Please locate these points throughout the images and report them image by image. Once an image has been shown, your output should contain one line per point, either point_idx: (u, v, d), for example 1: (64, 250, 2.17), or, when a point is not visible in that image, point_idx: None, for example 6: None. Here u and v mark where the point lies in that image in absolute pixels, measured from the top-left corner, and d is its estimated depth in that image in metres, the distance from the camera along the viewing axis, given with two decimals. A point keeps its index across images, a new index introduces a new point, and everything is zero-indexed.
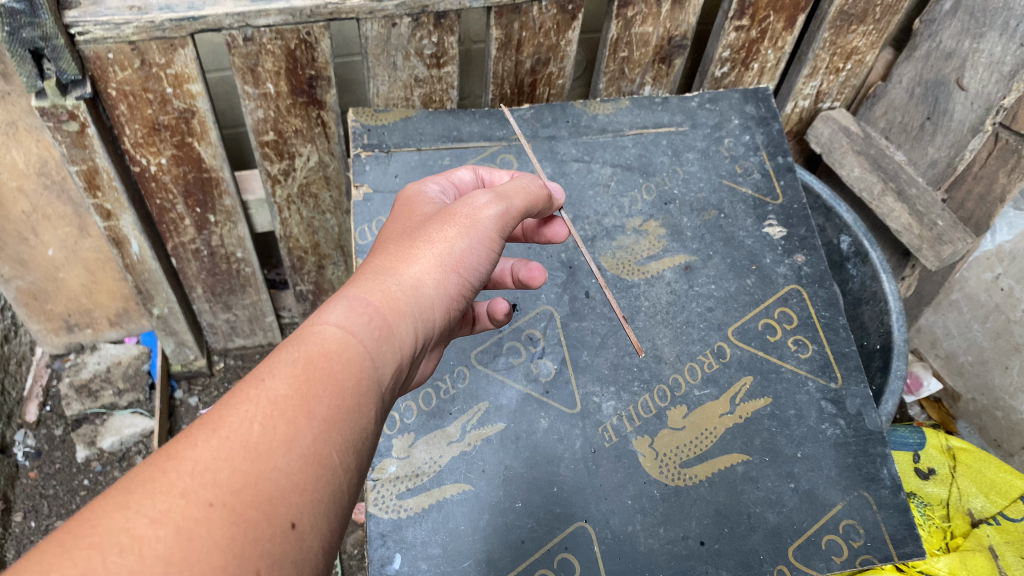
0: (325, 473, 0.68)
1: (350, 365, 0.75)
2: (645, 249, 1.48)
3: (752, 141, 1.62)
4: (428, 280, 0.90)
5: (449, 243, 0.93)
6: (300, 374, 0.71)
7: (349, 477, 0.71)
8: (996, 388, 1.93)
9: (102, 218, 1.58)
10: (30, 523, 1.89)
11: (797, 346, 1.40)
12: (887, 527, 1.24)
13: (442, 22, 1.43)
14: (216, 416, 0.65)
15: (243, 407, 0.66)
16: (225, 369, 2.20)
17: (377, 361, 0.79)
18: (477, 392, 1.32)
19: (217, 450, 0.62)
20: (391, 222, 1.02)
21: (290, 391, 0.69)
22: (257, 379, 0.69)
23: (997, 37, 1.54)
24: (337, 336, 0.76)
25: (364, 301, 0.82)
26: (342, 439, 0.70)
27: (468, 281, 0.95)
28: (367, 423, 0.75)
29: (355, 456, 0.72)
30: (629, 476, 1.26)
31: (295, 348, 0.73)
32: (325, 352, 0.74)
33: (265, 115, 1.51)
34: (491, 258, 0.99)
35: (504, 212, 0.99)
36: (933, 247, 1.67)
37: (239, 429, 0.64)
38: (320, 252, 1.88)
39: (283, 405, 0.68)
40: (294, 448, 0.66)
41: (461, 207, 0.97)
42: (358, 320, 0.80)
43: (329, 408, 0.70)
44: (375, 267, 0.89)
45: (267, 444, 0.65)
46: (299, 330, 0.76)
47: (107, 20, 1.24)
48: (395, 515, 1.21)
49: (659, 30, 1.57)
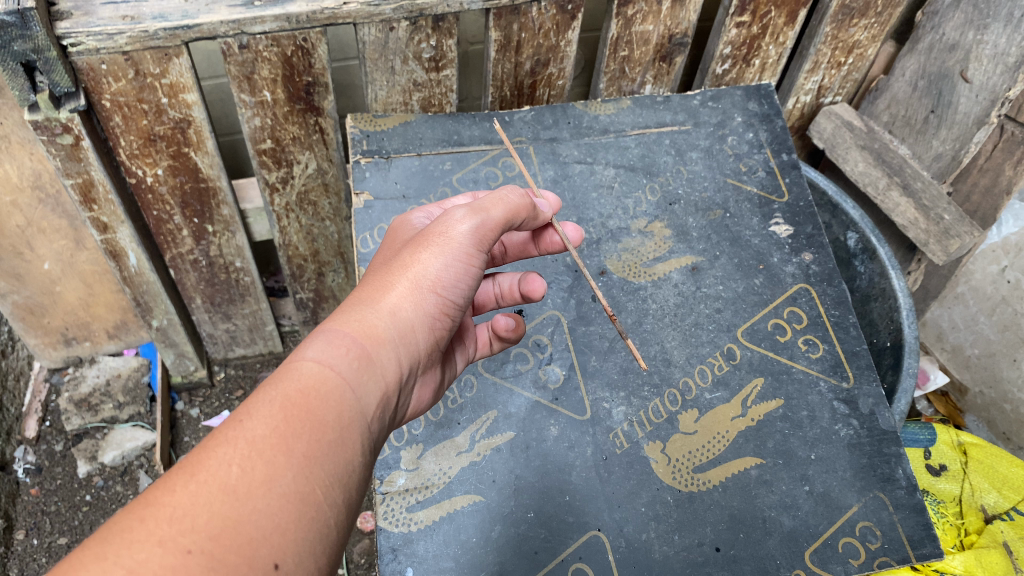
0: (307, 508, 0.73)
1: (328, 399, 0.80)
2: (651, 250, 1.46)
3: (756, 138, 1.60)
4: (406, 305, 0.92)
5: (425, 264, 0.95)
6: (278, 413, 0.76)
7: (335, 512, 0.76)
8: (1004, 380, 1.92)
9: (99, 231, 1.55)
10: (33, 540, 1.87)
11: (808, 346, 1.38)
12: (905, 528, 1.22)
13: (440, 26, 1.41)
14: (196, 461, 0.70)
15: (222, 450, 0.71)
16: (226, 379, 2.18)
17: (356, 392, 0.83)
18: (485, 401, 1.30)
19: (196, 495, 0.67)
20: (377, 255, 1.05)
21: (267, 431, 0.74)
22: (237, 420, 0.74)
23: (1001, 29, 1.52)
24: (315, 371, 0.81)
25: (343, 333, 0.86)
26: (323, 474, 0.75)
27: (450, 299, 0.97)
28: (350, 455, 0.80)
29: (342, 491, 0.77)
30: (642, 482, 1.24)
31: (274, 388, 0.78)
32: (303, 389, 0.79)
33: (262, 123, 1.48)
34: (474, 275, 1.00)
35: (480, 225, 0.99)
36: (940, 242, 1.65)
37: (218, 472, 0.69)
38: (320, 259, 1.86)
39: (261, 445, 0.73)
40: (273, 488, 0.71)
41: (439, 226, 0.98)
42: (335, 353, 0.84)
43: (308, 444, 0.75)
44: (356, 297, 0.93)
45: (245, 486, 0.69)
46: (280, 368, 0.81)
47: (99, 30, 1.21)
48: (405, 529, 1.19)
49: (660, 28, 1.55)
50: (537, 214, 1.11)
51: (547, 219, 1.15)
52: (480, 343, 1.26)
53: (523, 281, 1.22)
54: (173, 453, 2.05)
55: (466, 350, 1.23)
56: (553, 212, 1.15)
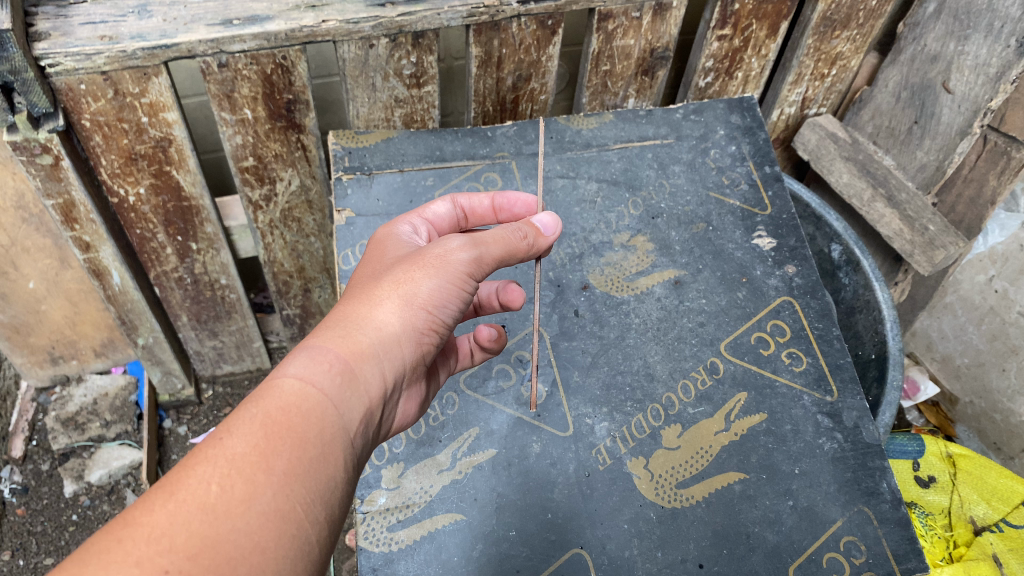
0: (287, 526, 0.72)
1: (311, 417, 0.79)
2: (634, 265, 1.46)
3: (739, 151, 1.60)
4: (393, 321, 0.91)
5: (415, 284, 0.94)
6: (258, 430, 0.75)
7: (316, 528, 0.76)
8: (994, 390, 1.91)
9: (81, 250, 1.55)
10: (19, 561, 1.86)
11: (791, 360, 1.37)
12: (889, 542, 1.20)
13: (420, 42, 1.41)
14: (174, 479, 0.69)
15: (201, 468, 0.71)
16: (214, 397, 2.18)
17: (339, 409, 0.83)
18: (466, 418, 1.29)
19: (174, 514, 0.67)
20: (362, 265, 1.03)
21: (247, 448, 0.73)
22: (216, 438, 0.74)
23: (982, 39, 1.53)
24: (297, 388, 0.80)
25: (327, 350, 0.86)
26: (304, 491, 0.75)
27: (438, 317, 0.96)
28: (332, 471, 0.79)
29: (323, 507, 0.77)
30: (625, 499, 1.23)
31: (254, 405, 0.77)
32: (284, 407, 0.78)
33: (244, 141, 1.48)
34: (464, 296, 0.99)
35: (478, 257, 0.97)
36: (925, 252, 1.64)
37: (197, 490, 0.69)
38: (306, 275, 1.86)
39: (241, 462, 0.72)
40: (253, 505, 0.71)
41: (433, 248, 0.97)
42: (319, 369, 0.83)
43: (289, 461, 0.75)
44: (342, 312, 0.92)
45: (224, 505, 0.69)
46: (262, 384, 0.81)
47: (78, 51, 1.21)
48: (386, 548, 1.18)
49: (641, 43, 1.56)
50: (538, 244, 1.07)
51: (548, 243, 1.09)
52: (461, 355, 1.25)
53: (503, 291, 1.24)
54: (160, 471, 2.04)
55: (448, 364, 1.22)
56: (556, 235, 1.08)
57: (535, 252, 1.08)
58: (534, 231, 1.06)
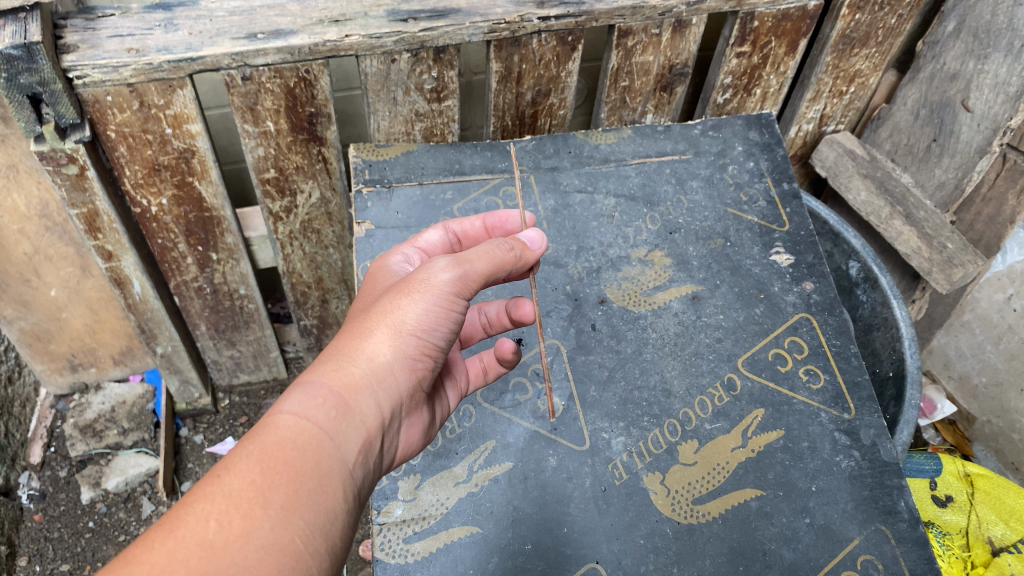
0: (286, 558, 0.74)
1: (307, 450, 0.81)
2: (651, 279, 1.47)
3: (757, 167, 1.61)
4: (384, 352, 0.93)
5: (403, 311, 0.95)
6: (256, 467, 0.77)
7: (317, 559, 0.77)
8: (1011, 410, 1.91)
9: (103, 259, 1.57)
10: (36, 567, 1.87)
11: (808, 377, 1.37)
12: (907, 561, 1.19)
13: (441, 57, 1.43)
14: (173, 517, 0.71)
15: (199, 505, 0.72)
16: (230, 406, 2.19)
17: (335, 440, 0.85)
18: (483, 431, 1.30)
19: (173, 552, 0.68)
20: (357, 302, 1.06)
21: (245, 484, 0.75)
22: (215, 475, 0.76)
23: (1002, 59, 1.53)
24: (292, 423, 0.82)
25: (319, 384, 0.87)
26: (302, 523, 0.77)
27: (431, 341, 0.97)
28: (331, 502, 0.81)
29: (324, 539, 0.79)
30: (641, 514, 1.23)
31: (250, 442, 0.79)
32: (280, 442, 0.80)
33: (265, 153, 1.50)
34: (457, 317, 0.99)
35: (463, 275, 0.97)
36: (944, 271, 1.64)
37: (196, 527, 0.71)
38: (324, 286, 1.87)
39: (238, 498, 0.74)
40: (251, 540, 0.72)
41: (419, 273, 0.98)
42: (314, 405, 0.85)
43: (287, 496, 0.77)
44: (336, 347, 0.93)
45: (223, 541, 0.71)
46: (259, 421, 0.83)
47: (105, 63, 1.23)
48: (402, 560, 1.18)
49: (659, 59, 1.57)
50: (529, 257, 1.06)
51: (537, 256, 1.08)
52: (472, 375, 1.27)
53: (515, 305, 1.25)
54: (176, 479, 2.05)
55: (458, 384, 1.23)
56: (544, 247, 1.08)
57: (525, 265, 1.07)
58: (521, 243, 1.05)
